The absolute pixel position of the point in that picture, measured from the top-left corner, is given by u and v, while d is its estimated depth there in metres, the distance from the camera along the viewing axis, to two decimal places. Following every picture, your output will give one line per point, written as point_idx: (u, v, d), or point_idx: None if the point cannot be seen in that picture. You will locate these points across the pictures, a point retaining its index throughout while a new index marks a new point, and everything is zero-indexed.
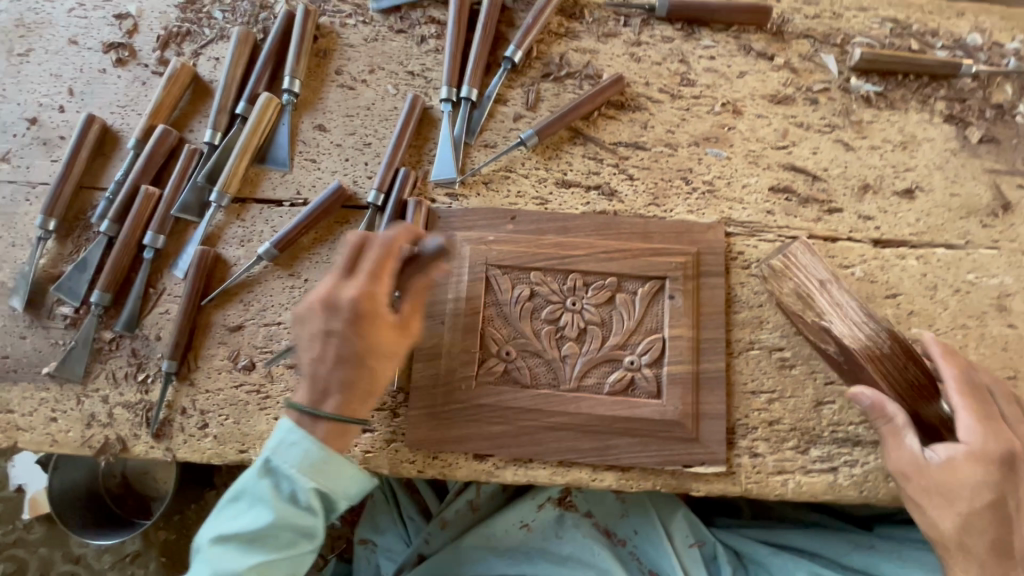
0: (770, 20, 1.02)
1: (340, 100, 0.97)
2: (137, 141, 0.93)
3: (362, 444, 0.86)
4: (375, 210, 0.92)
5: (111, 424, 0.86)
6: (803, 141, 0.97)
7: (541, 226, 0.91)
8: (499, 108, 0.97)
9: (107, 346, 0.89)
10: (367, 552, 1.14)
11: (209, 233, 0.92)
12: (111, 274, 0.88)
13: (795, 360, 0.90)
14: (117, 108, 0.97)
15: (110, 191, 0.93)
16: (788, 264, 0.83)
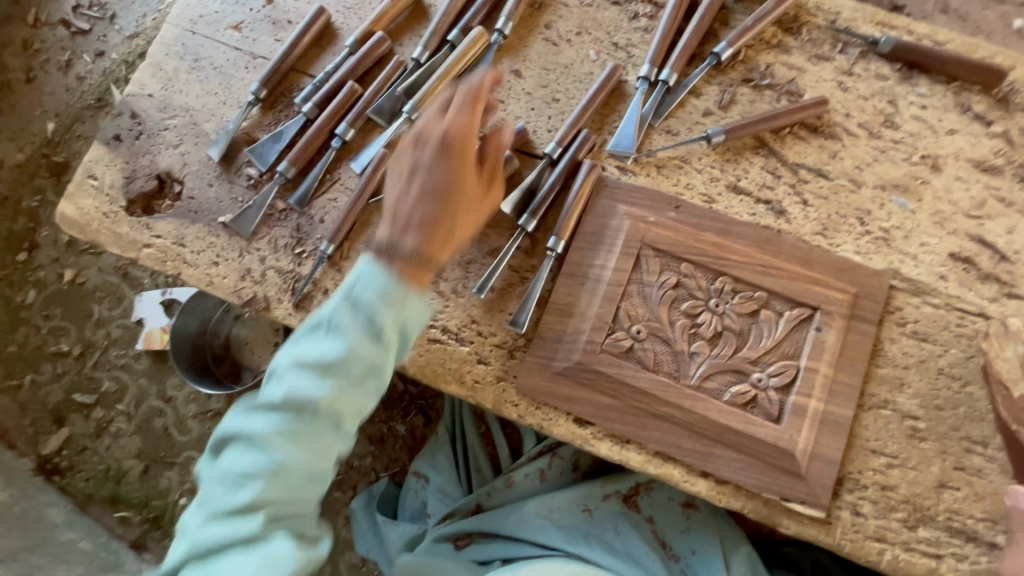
0: (999, 84, 0.96)
1: (541, 52, 1.01)
2: (355, 41, 0.99)
3: (474, 373, 0.89)
4: (549, 161, 0.94)
5: (262, 283, 0.94)
6: (1001, 216, 0.91)
7: (702, 223, 0.91)
8: (691, 100, 0.97)
9: (277, 214, 0.96)
10: (418, 485, 1.19)
11: (393, 141, 0.97)
12: (301, 151, 0.96)
13: (927, 433, 0.85)
14: (343, 8, 1.04)
15: (319, 78, 0.99)
16: (1023, 333, 0.85)
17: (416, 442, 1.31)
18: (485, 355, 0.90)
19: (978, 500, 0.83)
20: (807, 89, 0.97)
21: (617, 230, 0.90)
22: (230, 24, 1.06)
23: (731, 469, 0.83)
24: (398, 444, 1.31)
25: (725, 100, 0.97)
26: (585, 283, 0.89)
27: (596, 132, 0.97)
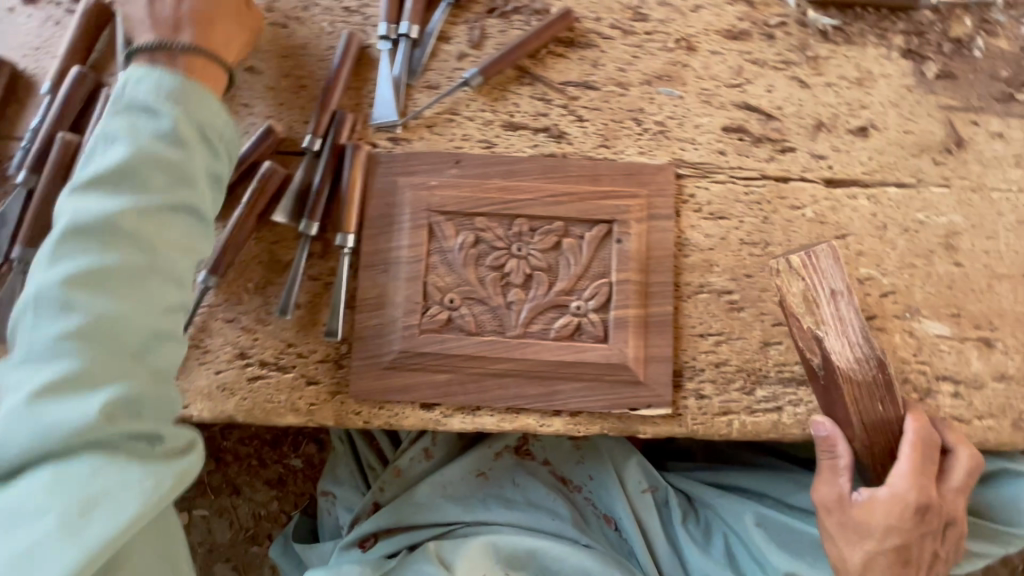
0: None
1: (272, 39, 0.91)
2: (52, 85, 0.86)
3: (307, 396, 0.85)
4: (313, 155, 0.87)
5: None
6: (758, 79, 0.94)
7: (485, 171, 0.88)
8: (442, 47, 0.92)
9: None
10: (328, 503, 1.13)
11: None
12: (31, 227, 0.82)
13: (744, 303, 0.90)
14: (30, 51, 0.90)
15: (26, 139, 0.86)
16: (808, 263, 0.79)
17: (317, 470, 1.25)
18: (312, 374, 0.85)
19: None
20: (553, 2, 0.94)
21: (402, 205, 0.86)
22: None
23: (578, 398, 0.85)
24: (299, 478, 1.24)
25: (476, 37, 0.92)
26: (388, 269, 0.86)
27: (355, 110, 0.90)
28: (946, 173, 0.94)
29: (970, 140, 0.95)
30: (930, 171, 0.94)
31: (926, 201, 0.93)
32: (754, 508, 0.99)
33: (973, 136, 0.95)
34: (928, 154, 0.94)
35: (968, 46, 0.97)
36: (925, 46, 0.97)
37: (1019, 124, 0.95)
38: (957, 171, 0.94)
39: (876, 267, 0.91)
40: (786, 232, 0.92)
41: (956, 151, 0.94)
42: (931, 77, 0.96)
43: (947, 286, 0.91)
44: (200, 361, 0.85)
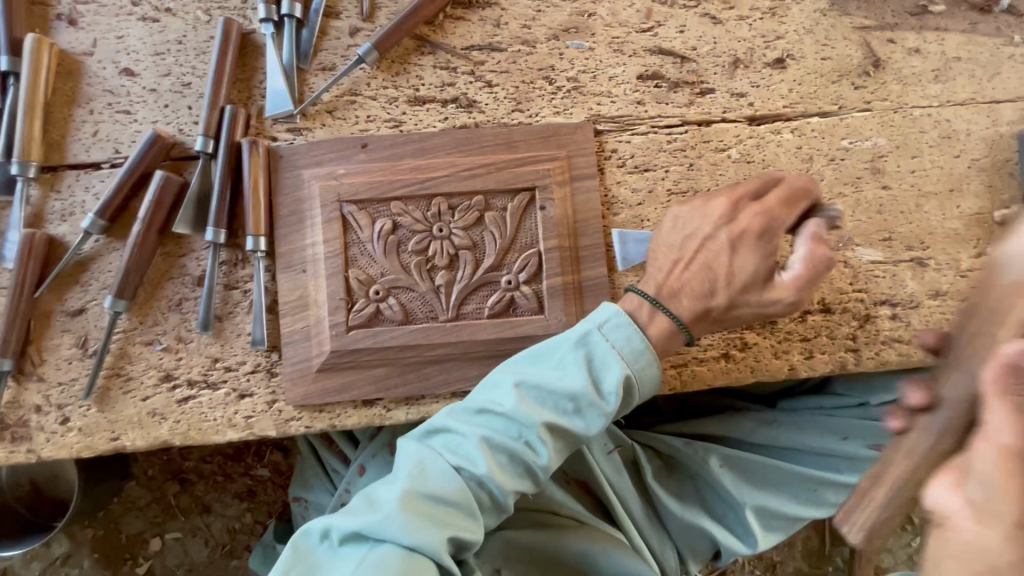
0: None
1: (144, 36, 0.84)
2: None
3: (243, 409, 0.82)
4: (207, 158, 0.82)
5: None
6: (669, 20, 0.91)
7: (396, 152, 0.84)
8: (331, 23, 0.86)
9: None
10: (302, 509, 1.04)
11: (27, 213, 0.81)
12: None
13: None
14: None
15: None
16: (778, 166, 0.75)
17: (286, 476, 1.22)
18: (245, 387, 0.82)
19: None
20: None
21: (312, 200, 0.82)
22: None
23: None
24: (269, 488, 1.21)
25: (366, 9, 0.86)
26: (306, 268, 0.82)
27: (247, 103, 0.84)
28: (867, 96, 0.92)
29: (888, 59, 0.93)
30: (851, 95, 0.92)
31: (849, 127, 0.91)
32: (722, 451, 0.97)
33: (890, 54, 0.93)
34: (847, 79, 0.92)
35: None
36: None
37: (934, 36, 0.94)
38: (878, 93, 0.92)
39: None
40: (714, 176, 0.90)
41: (875, 72, 0.92)
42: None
43: (877, 211, 0.91)
44: (122, 390, 0.81)
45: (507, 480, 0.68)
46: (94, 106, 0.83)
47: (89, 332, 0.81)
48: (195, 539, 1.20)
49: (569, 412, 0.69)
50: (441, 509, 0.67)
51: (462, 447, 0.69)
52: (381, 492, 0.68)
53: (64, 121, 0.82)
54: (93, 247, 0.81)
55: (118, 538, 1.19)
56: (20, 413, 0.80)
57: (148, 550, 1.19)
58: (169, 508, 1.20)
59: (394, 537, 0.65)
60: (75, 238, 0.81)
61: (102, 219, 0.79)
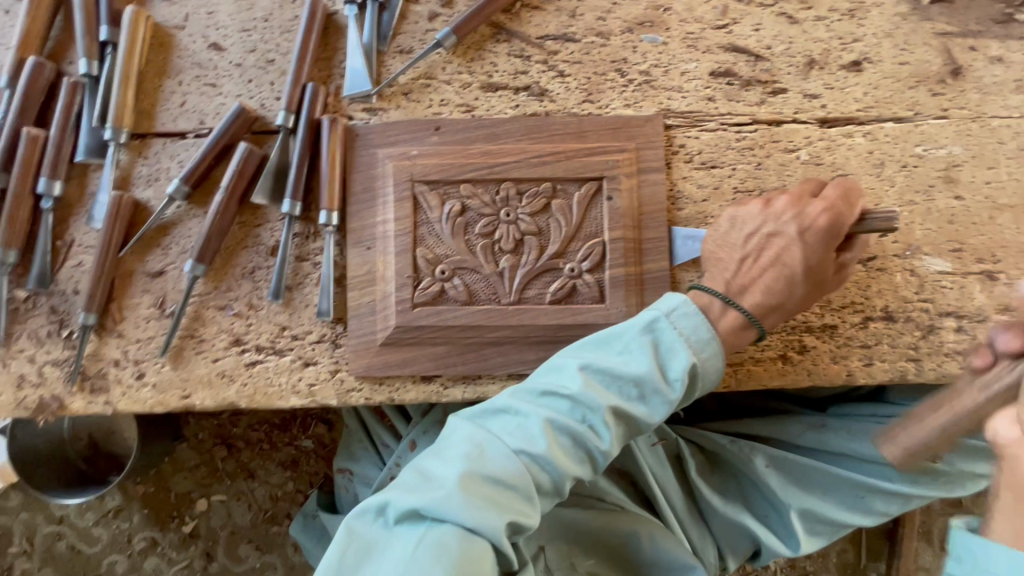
0: None
1: (233, 12, 0.87)
2: (8, 79, 0.82)
3: (306, 377, 0.85)
4: (287, 132, 0.84)
5: (44, 384, 0.83)
6: (745, 18, 0.90)
7: (468, 135, 0.85)
8: (411, 7, 0.88)
9: (23, 305, 0.84)
10: (346, 481, 1.11)
11: (115, 176, 0.84)
12: (9, 228, 0.81)
13: None
14: None
15: None
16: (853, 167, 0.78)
17: (329, 449, 1.25)
18: (310, 355, 0.85)
19: None
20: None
21: (384, 178, 0.84)
22: None
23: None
24: (312, 459, 1.25)
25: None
26: (375, 244, 0.84)
27: (327, 82, 0.87)
28: (944, 104, 0.90)
29: (969, 67, 0.91)
30: (928, 102, 0.90)
31: (924, 134, 0.90)
32: (769, 451, 0.97)
33: (971, 62, 0.91)
34: (924, 85, 0.90)
35: None
36: None
37: (1019, 46, 0.91)
38: (956, 101, 0.90)
39: (874, 207, 0.89)
40: (782, 176, 0.89)
41: (954, 79, 0.91)
42: (926, 3, 0.91)
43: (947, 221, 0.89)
44: (196, 350, 0.84)
45: (567, 465, 0.69)
46: (183, 77, 0.86)
47: (167, 294, 0.84)
48: (239, 503, 1.24)
49: (632, 399, 0.71)
50: (499, 491, 0.66)
51: (522, 430, 0.69)
52: (438, 468, 0.68)
53: (154, 91, 0.86)
54: (175, 213, 0.85)
55: (168, 497, 1.24)
56: (99, 366, 0.84)
57: (196, 510, 1.24)
58: (217, 471, 1.24)
59: (455, 516, 0.64)
60: (158, 203, 0.85)
61: (187, 186, 0.82)
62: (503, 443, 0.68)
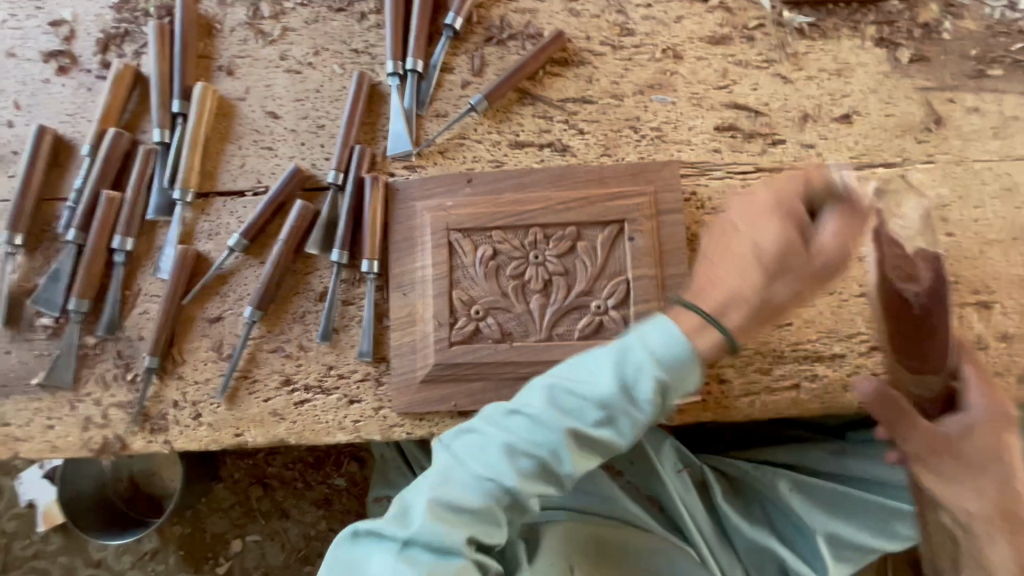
0: None
1: (289, 85, 0.98)
2: (90, 148, 0.92)
3: (352, 413, 0.91)
4: (337, 189, 0.94)
5: (108, 424, 0.89)
6: (743, 79, 1.01)
7: (498, 185, 0.93)
8: (445, 77, 0.99)
9: (92, 351, 0.90)
10: (382, 508, 1.14)
11: (181, 231, 0.93)
12: (86, 280, 0.89)
13: None
14: (66, 117, 0.95)
15: (71, 201, 0.92)
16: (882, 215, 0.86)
17: (360, 487, 1.29)
18: (356, 394, 0.91)
19: (810, 325, 0.95)
20: (545, 24, 1.01)
21: (424, 227, 0.92)
22: None
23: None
24: (345, 497, 1.28)
25: (477, 65, 0.99)
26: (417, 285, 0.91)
27: (370, 143, 0.97)
28: (929, 150, 0.99)
29: (949, 117, 1.00)
30: (914, 149, 0.99)
31: (913, 178, 0.99)
32: (792, 476, 1.01)
33: (950, 112, 1.01)
34: (910, 134, 1.00)
35: (937, 30, 1.03)
36: (897, 34, 1.03)
37: (993, 98, 1.01)
38: (940, 147, 0.99)
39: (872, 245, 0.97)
40: None
41: (937, 128, 1.00)
42: (906, 62, 1.02)
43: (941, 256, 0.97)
44: (249, 390, 0.90)
45: (530, 488, 0.74)
46: (243, 141, 0.96)
47: (223, 338, 0.91)
48: (272, 544, 1.27)
49: (598, 423, 0.73)
50: (462, 517, 0.73)
51: (491, 450, 0.74)
52: (411, 498, 0.75)
53: (217, 154, 0.96)
54: (232, 263, 0.93)
55: (204, 538, 1.27)
56: (161, 407, 0.90)
57: (230, 551, 1.27)
58: (250, 511, 1.28)
59: (422, 542, 0.71)
60: (219, 255, 0.93)
61: (246, 239, 0.91)
62: (468, 466, 0.74)
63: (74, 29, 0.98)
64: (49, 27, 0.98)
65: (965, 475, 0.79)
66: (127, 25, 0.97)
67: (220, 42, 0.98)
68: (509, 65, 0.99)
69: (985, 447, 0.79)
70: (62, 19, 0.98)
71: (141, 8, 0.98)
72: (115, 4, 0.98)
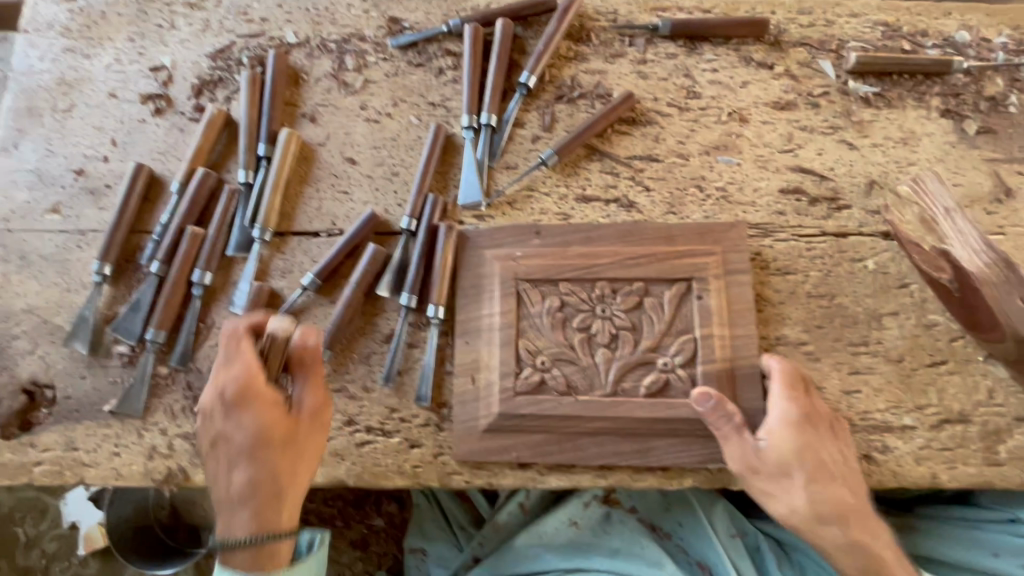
0: (768, 32, 1.07)
1: (368, 133, 1.02)
2: (179, 185, 0.97)
3: (411, 458, 0.90)
4: (409, 234, 0.96)
5: (173, 455, 0.90)
6: (808, 144, 1.03)
7: (565, 238, 0.95)
8: (517, 131, 1.02)
9: (163, 381, 0.92)
10: (417, 560, 1.14)
11: (257, 268, 0.96)
12: (165, 312, 0.92)
13: (820, 353, 0.94)
14: (158, 155, 1.00)
15: (157, 234, 0.96)
16: (916, 191, 0.98)
17: (399, 529, 1.27)
18: (416, 438, 0.91)
19: (879, 394, 0.93)
20: (614, 85, 1.05)
21: (492, 277, 0.94)
22: (46, 208, 0.99)
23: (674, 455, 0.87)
24: (382, 539, 1.26)
25: (548, 121, 1.03)
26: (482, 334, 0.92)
27: (442, 192, 1.00)
28: (999, 221, 0.99)
29: (1018, 189, 1.00)
30: (983, 220, 0.99)
31: None
32: None
33: (1019, 184, 1.01)
34: (978, 204, 1.00)
35: (1003, 103, 1.04)
36: (963, 106, 1.04)
37: None
38: (1010, 219, 0.99)
39: (942, 314, 0.96)
40: (852, 283, 0.97)
41: (1006, 199, 1.00)
42: (972, 133, 1.03)
43: None
44: None
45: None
46: (320, 185, 1.00)
47: None
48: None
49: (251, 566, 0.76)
50: None
51: None
52: None
53: (296, 196, 0.99)
54: (304, 301, 0.95)
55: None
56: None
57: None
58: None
59: None
60: (291, 292, 0.95)
61: (319, 278, 0.94)
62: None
63: (172, 74, 1.04)
64: (149, 72, 1.05)
65: (772, 484, 0.83)
66: (221, 73, 1.04)
67: (306, 90, 1.04)
68: (578, 123, 1.03)
69: (780, 458, 0.83)
70: (162, 65, 1.05)
71: (236, 57, 1.05)
72: (212, 53, 1.05)
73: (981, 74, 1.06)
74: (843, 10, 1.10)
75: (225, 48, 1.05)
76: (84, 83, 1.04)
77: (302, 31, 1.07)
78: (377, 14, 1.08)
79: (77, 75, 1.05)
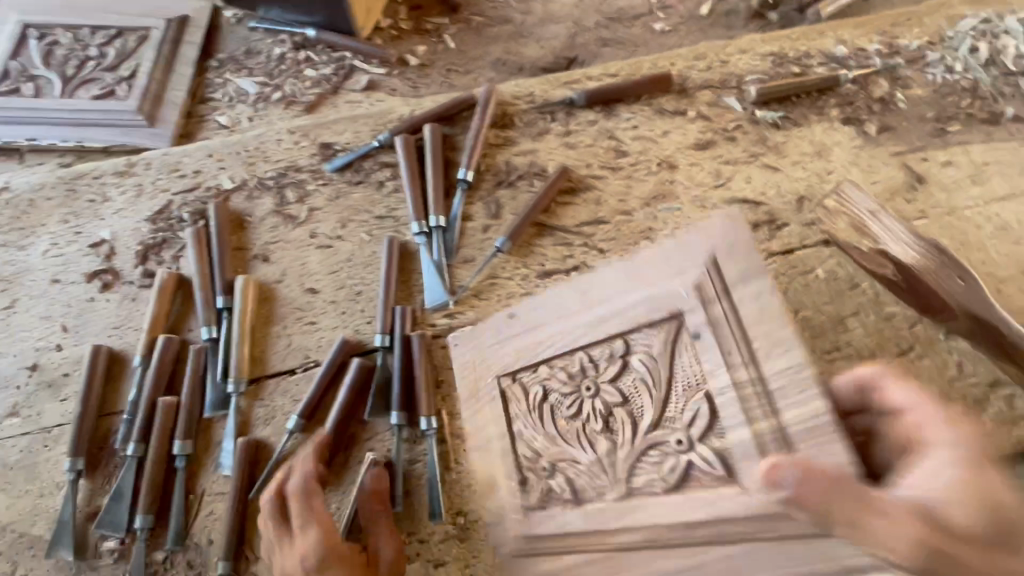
0: (673, 82, 1.16)
1: (323, 258, 1.03)
2: (142, 357, 0.95)
3: None
4: (385, 350, 0.96)
5: None
6: (736, 175, 1.10)
7: (529, 311, 0.89)
8: (467, 224, 1.05)
9: (161, 568, 0.87)
10: None
11: (239, 421, 0.94)
12: (150, 493, 0.88)
13: None
14: (114, 330, 0.98)
15: (127, 413, 0.93)
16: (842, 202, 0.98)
17: None
18: (438, 558, 0.88)
19: None
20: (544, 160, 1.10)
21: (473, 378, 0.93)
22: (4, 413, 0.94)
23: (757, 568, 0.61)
24: None
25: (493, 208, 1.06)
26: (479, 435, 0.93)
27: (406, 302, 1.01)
28: (921, 207, 1.07)
29: (928, 174, 1.09)
30: (908, 208, 1.07)
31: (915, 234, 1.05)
32: None
33: (928, 170, 1.10)
34: (898, 196, 1.08)
35: (892, 101, 1.15)
36: (859, 111, 1.14)
37: (961, 150, 1.11)
38: (930, 203, 1.07)
39: (898, 304, 1.01)
40: (811, 294, 1.02)
41: (921, 186, 1.08)
42: (874, 133, 1.12)
43: None
44: None
45: None
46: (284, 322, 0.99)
47: None
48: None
49: None
50: None
51: None
52: None
53: (264, 338, 0.99)
54: (293, 445, 0.92)
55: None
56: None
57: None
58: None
59: None
60: (279, 438, 0.93)
61: (302, 418, 0.92)
62: None
63: (114, 246, 1.04)
64: (90, 249, 1.04)
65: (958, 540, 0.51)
66: (164, 234, 1.04)
67: (250, 230, 1.05)
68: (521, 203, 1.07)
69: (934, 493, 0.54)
70: (102, 239, 1.04)
71: (176, 215, 1.05)
72: (152, 216, 1.05)
73: (866, 80, 1.17)
74: (730, 50, 1.20)
75: (162, 210, 1.06)
76: (24, 275, 1.03)
77: (235, 175, 1.09)
78: (308, 143, 1.12)
79: (15, 269, 1.03)
